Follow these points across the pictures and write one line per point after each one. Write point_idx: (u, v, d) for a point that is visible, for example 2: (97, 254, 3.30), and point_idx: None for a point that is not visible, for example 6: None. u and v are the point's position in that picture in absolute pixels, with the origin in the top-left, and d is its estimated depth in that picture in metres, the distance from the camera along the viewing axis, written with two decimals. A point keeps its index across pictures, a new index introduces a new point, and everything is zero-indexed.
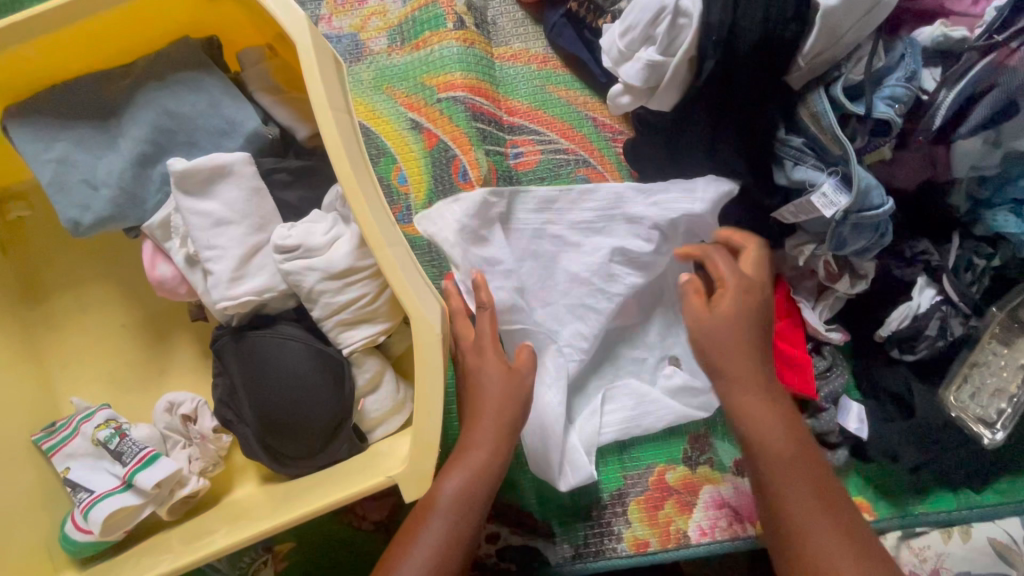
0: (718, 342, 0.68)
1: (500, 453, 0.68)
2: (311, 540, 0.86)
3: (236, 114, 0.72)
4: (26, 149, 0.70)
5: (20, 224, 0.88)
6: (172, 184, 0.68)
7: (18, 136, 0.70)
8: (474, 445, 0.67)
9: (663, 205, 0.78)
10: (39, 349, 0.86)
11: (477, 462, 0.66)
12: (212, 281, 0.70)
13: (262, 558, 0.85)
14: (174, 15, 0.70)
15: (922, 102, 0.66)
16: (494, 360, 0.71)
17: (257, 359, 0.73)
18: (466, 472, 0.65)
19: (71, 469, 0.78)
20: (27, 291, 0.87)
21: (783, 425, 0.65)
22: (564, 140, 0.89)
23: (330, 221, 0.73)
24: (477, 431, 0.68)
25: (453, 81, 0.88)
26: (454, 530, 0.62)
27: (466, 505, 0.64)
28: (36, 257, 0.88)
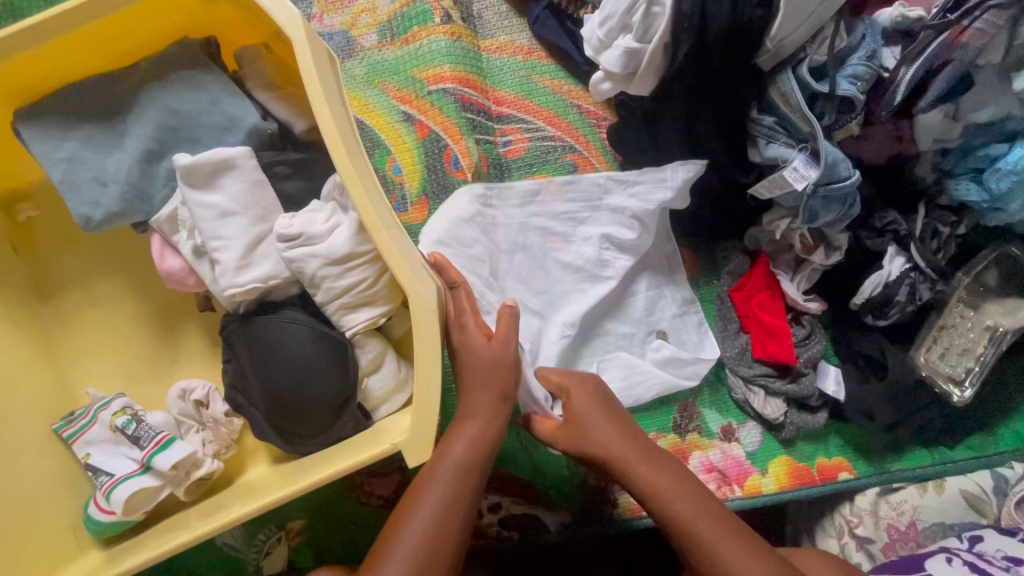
0: (592, 437, 0.71)
1: (495, 421, 0.72)
2: (321, 516, 0.90)
3: (236, 110, 0.75)
4: (37, 149, 0.73)
5: (30, 225, 0.91)
6: (179, 178, 0.72)
7: (29, 137, 0.73)
8: (470, 415, 0.72)
9: (640, 196, 0.84)
10: (54, 344, 0.89)
11: (474, 431, 0.70)
12: (220, 269, 0.73)
13: (275, 536, 0.89)
14: (173, 17, 0.74)
15: (883, 80, 0.70)
16: (476, 332, 0.74)
17: (263, 343, 0.77)
18: (463, 439, 0.70)
19: (91, 455, 0.82)
20: (39, 289, 0.90)
21: (672, 478, 0.68)
22: (550, 127, 0.93)
23: (329, 210, 0.77)
24: (472, 402, 0.73)
25: (442, 73, 0.92)
26: (453, 494, 0.66)
27: (466, 470, 0.68)
28: (47, 256, 0.91)
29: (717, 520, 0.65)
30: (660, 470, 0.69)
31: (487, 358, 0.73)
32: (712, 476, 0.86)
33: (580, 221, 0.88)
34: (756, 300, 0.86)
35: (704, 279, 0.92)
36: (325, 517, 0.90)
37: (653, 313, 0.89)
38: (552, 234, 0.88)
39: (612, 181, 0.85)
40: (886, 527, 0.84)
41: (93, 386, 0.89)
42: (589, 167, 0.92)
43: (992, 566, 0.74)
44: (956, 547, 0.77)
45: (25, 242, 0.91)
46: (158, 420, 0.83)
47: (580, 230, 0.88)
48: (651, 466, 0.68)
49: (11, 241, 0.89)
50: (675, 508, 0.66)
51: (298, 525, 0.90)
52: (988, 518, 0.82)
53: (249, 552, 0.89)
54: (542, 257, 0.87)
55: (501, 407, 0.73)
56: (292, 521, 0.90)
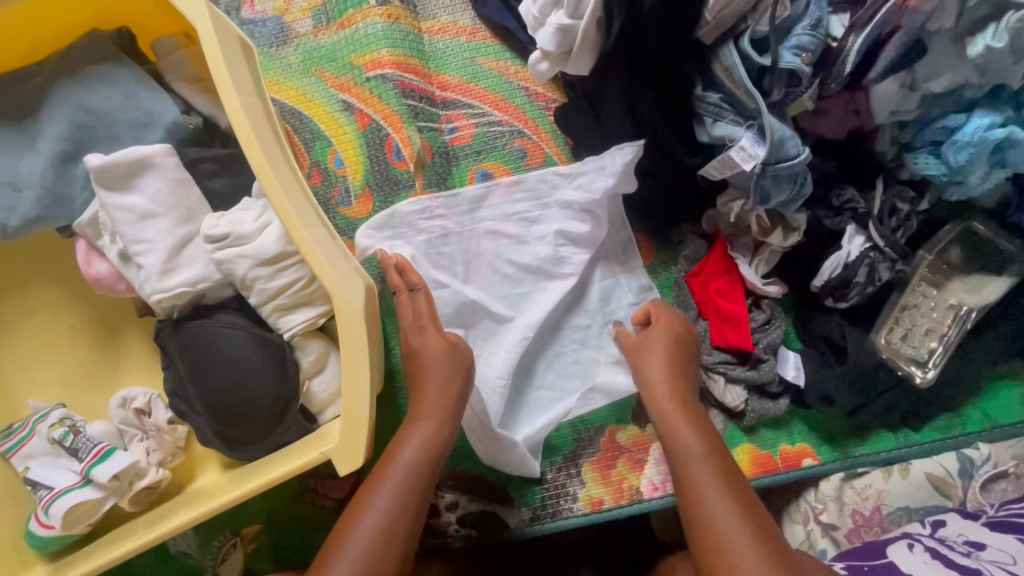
0: (650, 367, 0.73)
1: (450, 425, 0.70)
2: (277, 521, 0.88)
3: (154, 106, 0.72)
4: None
5: None
6: (94, 181, 0.69)
7: None
8: (422, 420, 0.69)
9: (585, 187, 0.81)
10: None
11: (427, 434, 0.68)
12: (144, 274, 0.70)
13: (231, 542, 0.88)
14: (78, 7, 0.71)
15: (832, 50, 0.66)
16: (437, 336, 0.73)
17: (197, 348, 0.74)
18: (415, 443, 0.68)
19: (31, 468, 0.79)
20: None
21: (695, 433, 0.67)
22: (497, 112, 0.89)
23: (259, 208, 0.73)
24: (424, 406, 0.70)
25: (380, 58, 0.88)
26: (403, 500, 0.64)
27: (416, 476, 0.66)
28: None
29: (727, 491, 0.62)
30: (691, 422, 0.68)
31: (434, 359, 0.72)
32: None
33: (532, 220, 0.84)
34: (713, 287, 0.82)
35: (661, 265, 0.89)
36: (281, 519, 0.88)
37: (608, 301, 0.86)
38: (502, 227, 0.84)
39: (561, 174, 0.82)
40: (850, 513, 0.82)
41: (34, 397, 0.86)
42: (539, 153, 0.89)
43: (952, 550, 0.72)
44: (917, 532, 0.76)
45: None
46: (98, 430, 0.81)
47: (533, 230, 0.84)
48: (698, 440, 0.66)
49: None
50: (685, 458, 0.66)
51: (255, 529, 0.88)
52: (954, 501, 0.80)
53: (205, 559, 0.88)
54: (491, 249, 0.84)
55: (456, 412, 0.71)
56: (248, 525, 0.88)
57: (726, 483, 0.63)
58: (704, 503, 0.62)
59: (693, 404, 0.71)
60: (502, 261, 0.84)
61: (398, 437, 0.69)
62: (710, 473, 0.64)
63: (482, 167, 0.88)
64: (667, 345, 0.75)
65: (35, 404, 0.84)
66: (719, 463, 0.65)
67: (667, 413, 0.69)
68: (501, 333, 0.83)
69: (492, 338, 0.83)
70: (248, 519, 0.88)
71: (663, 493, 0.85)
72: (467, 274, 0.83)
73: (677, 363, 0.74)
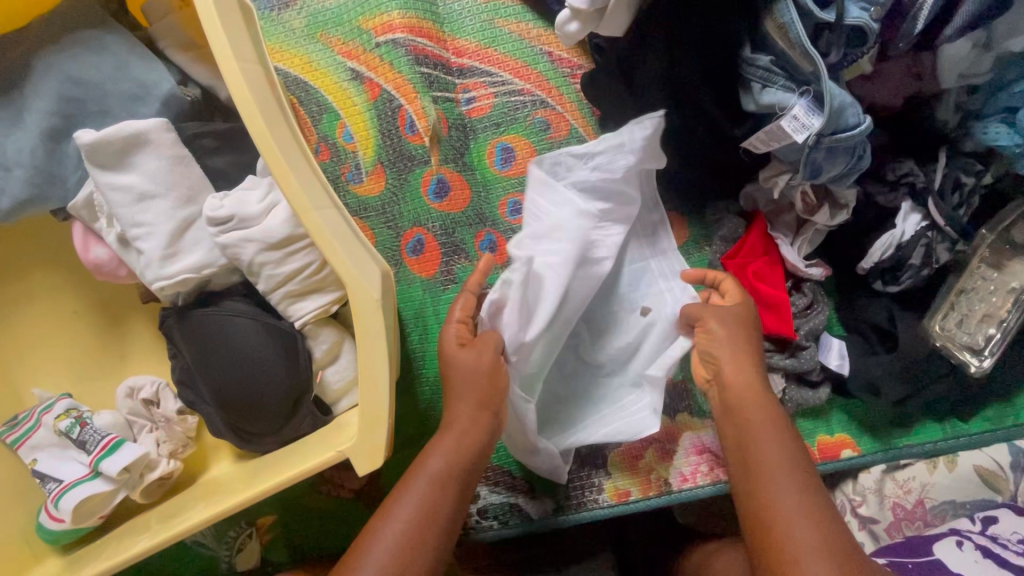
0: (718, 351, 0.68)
1: (482, 440, 0.66)
2: (294, 512, 0.85)
3: (148, 76, 0.66)
4: None
5: None
6: (86, 159, 0.64)
7: None
8: (450, 433, 0.65)
9: (603, 168, 0.72)
10: None
11: (458, 447, 0.65)
12: (144, 260, 0.66)
13: (247, 533, 0.85)
14: None
15: (901, 5, 0.59)
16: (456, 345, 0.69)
17: (204, 337, 0.70)
18: (443, 456, 0.64)
19: (39, 460, 0.76)
20: None
21: (767, 421, 0.63)
22: (518, 79, 0.82)
23: (265, 187, 0.68)
24: (455, 419, 0.67)
25: (391, 22, 0.81)
26: (429, 514, 0.61)
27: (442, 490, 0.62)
28: None
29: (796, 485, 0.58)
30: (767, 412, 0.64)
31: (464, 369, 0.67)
32: (704, 457, 0.82)
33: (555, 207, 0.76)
34: (752, 269, 0.76)
35: (693, 245, 0.83)
36: (298, 511, 0.85)
37: (634, 281, 0.80)
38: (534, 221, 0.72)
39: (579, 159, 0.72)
40: (891, 505, 0.78)
41: (41, 386, 0.83)
42: (563, 124, 0.82)
43: (1007, 550, 0.68)
44: (966, 529, 0.72)
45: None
46: (107, 421, 0.78)
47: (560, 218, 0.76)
48: (769, 430, 0.62)
49: None
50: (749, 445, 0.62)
51: (272, 518, 0.86)
52: (1003, 495, 0.75)
53: (221, 549, 0.85)
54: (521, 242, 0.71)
55: (488, 427, 0.67)
56: (263, 516, 0.85)
57: (794, 477, 0.59)
58: (778, 503, 0.57)
59: (771, 398, 0.65)
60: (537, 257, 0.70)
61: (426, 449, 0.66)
62: (786, 475, 0.59)
63: (502, 141, 0.82)
64: (741, 327, 0.69)
65: (42, 394, 0.81)
66: (798, 464, 0.60)
67: (741, 408, 0.65)
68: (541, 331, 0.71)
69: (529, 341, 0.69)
70: (264, 511, 0.85)
71: (693, 484, 0.81)
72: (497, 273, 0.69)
73: (748, 350, 0.68)
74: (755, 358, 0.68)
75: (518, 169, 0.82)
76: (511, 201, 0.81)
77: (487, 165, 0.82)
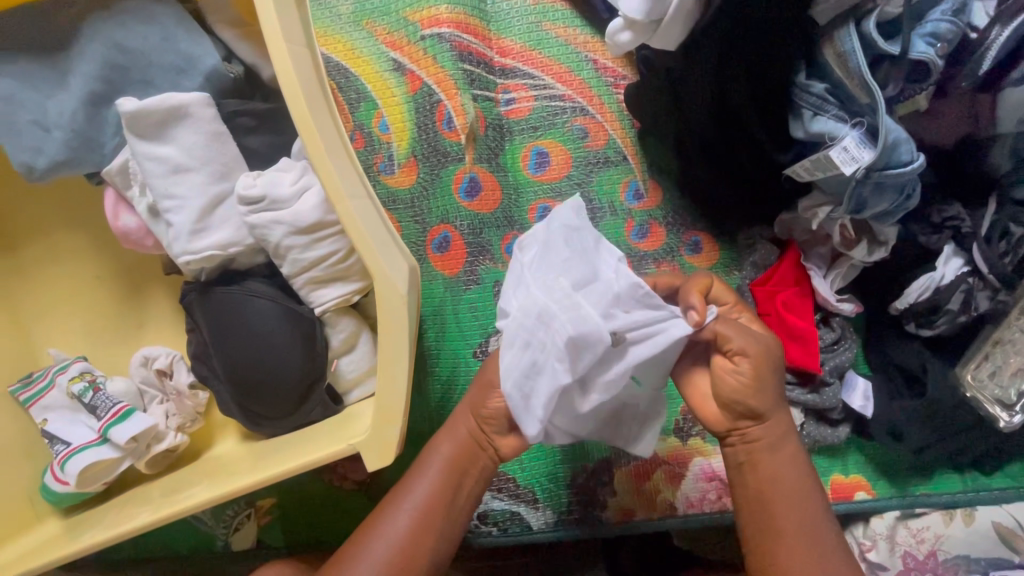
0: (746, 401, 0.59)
1: (477, 463, 0.63)
2: (293, 498, 0.85)
3: (194, 49, 0.66)
4: None
5: None
6: (125, 127, 0.64)
7: None
8: (442, 450, 0.63)
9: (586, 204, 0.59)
10: (13, 299, 0.83)
11: (450, 467, 0.62)
12: (173, 232, 0.66)
13: (246, 515, 0.85)
14: None
15: (969, 41, 0.59)
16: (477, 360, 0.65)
17: (224, 315, 0.70)
18: (433, 475, 0.62)
19: (49, 421, 0.76)
20: None
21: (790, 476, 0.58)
22: (560, 85, 0.81)
23: (299, 170, 0.67)
24: (451, 430, 0.64)
25: (438, 15, 0.80)
26: (419, 531, 0.60)
27: (433, 509, 0.60)
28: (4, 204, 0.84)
29: (810, 546, 0.56)
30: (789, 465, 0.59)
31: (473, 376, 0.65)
32: (713, 485, 0.80)
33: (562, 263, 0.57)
34: (781, 298, 0.74)
35: (722, 268, 0.80)
36: (298, 498, 0.85)
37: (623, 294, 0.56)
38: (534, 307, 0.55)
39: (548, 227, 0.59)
40: (902, 554, 0.75)
41: (55, 347, 0.83)
42: (601, 134, 0.81)
43: None
44: None
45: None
46: (121, 389, 0.78)
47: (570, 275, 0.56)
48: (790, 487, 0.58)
49: None
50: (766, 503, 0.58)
51: (270, 503, 0.85)
52: None
53: (217, 527, 0.85)
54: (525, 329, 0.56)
55: (481, 452, 0.63)
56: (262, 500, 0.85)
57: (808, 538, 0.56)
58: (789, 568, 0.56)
59: (798, 461, 0.59)
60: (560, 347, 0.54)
61: (416, 466, 0.63)
62: (801, 542, 0.56)
63: (537, 145, 0.81)
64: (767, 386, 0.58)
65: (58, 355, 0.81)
66: (831, 542, 0.56)
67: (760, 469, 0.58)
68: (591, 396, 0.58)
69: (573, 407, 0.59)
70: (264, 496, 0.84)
71: (698, 511, 0.80)
72: (511, 348, 0.56)
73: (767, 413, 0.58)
74: (779, 416, 0.59)
75: (552, 174, 0.81)
76: (541, 206, 0.81)
77: (520, 169, 0.81)
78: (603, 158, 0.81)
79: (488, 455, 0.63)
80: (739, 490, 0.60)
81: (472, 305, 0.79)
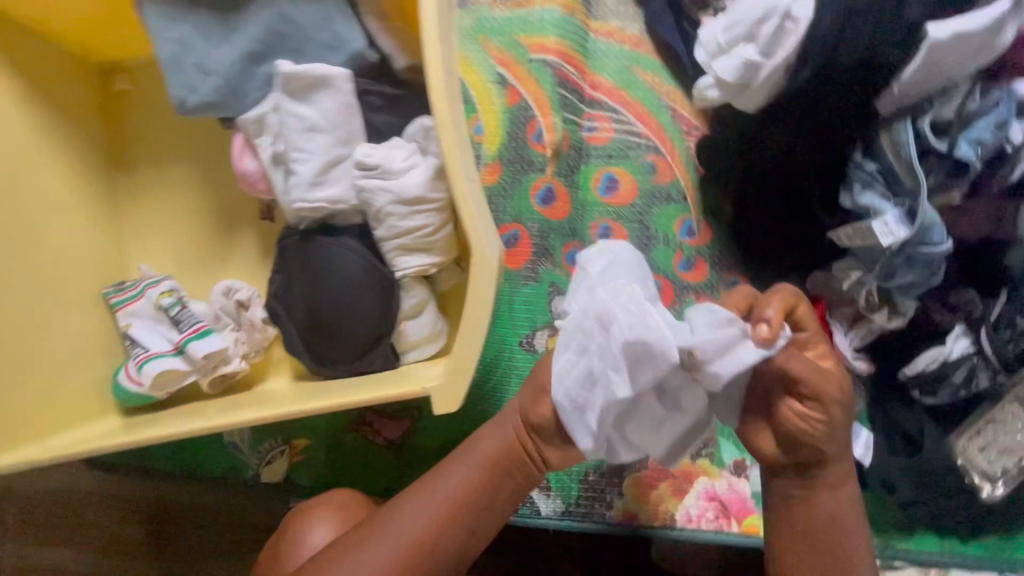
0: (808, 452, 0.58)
1: (517, 470, 0.63)
2: (327, 443, 0.92)
3: (345, 32, 0.77)
4: (154, 23, 0.75)
5: (121, 97, 0.95)
6: (278, 85, 0.74)
7: (148, 10, 0.75)
8: (482, 447, 0.63)
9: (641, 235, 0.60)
10: (120, 214, 0.93)
11: (490, 468, 0.62)
12: (295, 181, 0.76)
13: (279, 452, 0.92)
14: None
15: (1005, 153, 0.67)
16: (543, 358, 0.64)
17: (317, 263, 0.79)
18: (473, 469, 0.62)
19: (133, 325, 0.85)
20: (119, 159, 0.94)
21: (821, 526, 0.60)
22: (640, 124, 0.92)
23: (410, 149, 0.77)
24: (496, 429, 0.64)
25: (546, 44, 0.91)
26: (443, 520, 0.61)
27: (462, 502, 0.61)
28: (131, 131, 0.94)
29: None
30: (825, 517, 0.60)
31: None
32: (712, 505, 0.87)
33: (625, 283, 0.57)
34: None
35: None
36: (331, 444, 0.92)
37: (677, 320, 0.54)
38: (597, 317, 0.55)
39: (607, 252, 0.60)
40: None
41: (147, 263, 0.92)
42: (668, 173, 0.91)
43: None
44: None
45: (111, 109, 0.94)
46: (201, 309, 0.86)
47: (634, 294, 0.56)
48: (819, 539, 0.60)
49: (105, 109, 0.93)
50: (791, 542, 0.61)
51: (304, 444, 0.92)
52: None
53: (251, 457, 0.92)
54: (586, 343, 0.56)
55: (526, 461, 0.63)
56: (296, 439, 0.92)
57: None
58: None
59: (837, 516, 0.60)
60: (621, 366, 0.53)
61: (459, 453, 0.64)
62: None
63: (609, 171, 0.91)
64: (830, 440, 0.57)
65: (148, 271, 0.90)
66: None
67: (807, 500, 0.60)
68: (653, 412, 0.58)
69: (633, 421, 0.59)
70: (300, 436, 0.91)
71: (695, 526, 0.87)
72: (566, 355, 0.58)
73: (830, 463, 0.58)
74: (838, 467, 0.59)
75: (618, 199, 0.91)
76: (603, 226, 0.90)
77: (591, 190, 0.91)
78: (666, 194, 0.91)
79: (525, 464, 0.62)
80: (783, 529, 0.61)
81: (526, 299, 0.88)
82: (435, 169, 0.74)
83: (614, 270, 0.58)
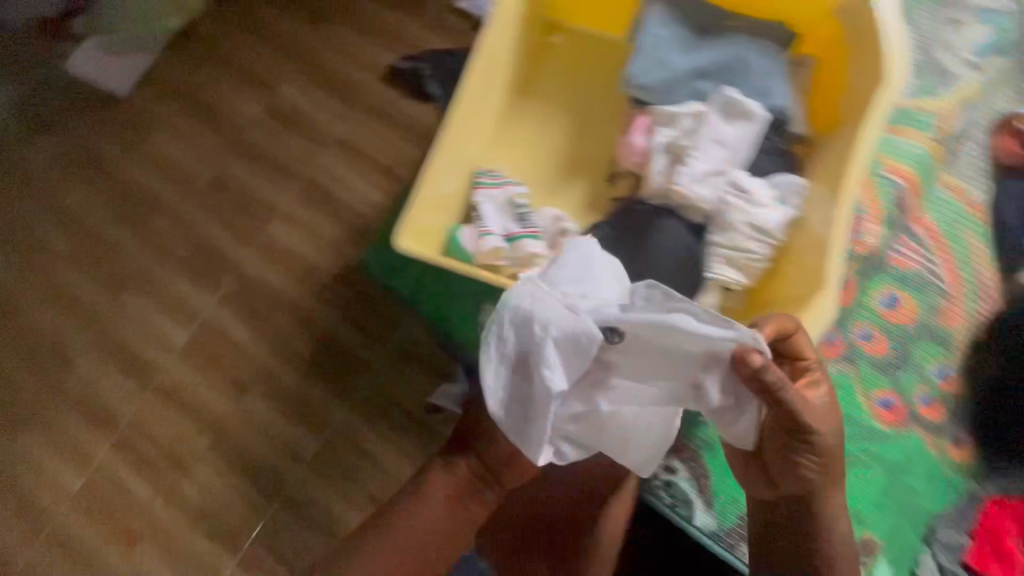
0: None
1: (462, 471, 0.75)
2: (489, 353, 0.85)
3: (776, 87, 0.88)
4: (651, 22, 0.92)
5: (549, 47, 1.03)
6: (715, 93, 0.88)
7: (652, 14, 0.93)
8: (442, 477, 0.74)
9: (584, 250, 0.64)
10: (506, 125, 1.00)
11: (448, 481, 0.74)
12: (660, 139, 0.87)
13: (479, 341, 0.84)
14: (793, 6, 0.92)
15: None
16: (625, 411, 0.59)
17: (648, 229, 0.84)
18: (440, 480, 0.74)
19: (486, 205, 0.90)
20: (526, 78, 1.01)
21: None
22: (945, 270, 0.88)
23: (775, 186, 0.85)
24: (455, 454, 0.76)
25: (901, 169, 0.89)
26: (431, 532, 0.73)
27: (447, 519, 0.73)
28: (546, 77, 1.01)
29: None
30: None
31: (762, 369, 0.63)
32: None
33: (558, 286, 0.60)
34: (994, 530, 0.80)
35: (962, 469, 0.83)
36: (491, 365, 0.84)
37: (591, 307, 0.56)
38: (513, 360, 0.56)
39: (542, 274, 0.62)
40: None
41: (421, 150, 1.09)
42: (952, 319, 0.87)
43: None
44: None
45: (536, 60, 1.02)
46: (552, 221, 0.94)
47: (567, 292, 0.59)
48: None
49: (549, 42, 1.02)
50: None
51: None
52: None
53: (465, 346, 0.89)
54: (547, 364, 0.54)
55: (461, 456, 0.75)
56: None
57: None
58: None
59: None
60: (537, 377, 0.55)
61: (413, 505, 0.74)
62: None
63: (896, 290, 0.87)
64: None
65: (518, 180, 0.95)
66: None
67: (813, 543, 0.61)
68: (613, 413, 0.58)
69: (561, 417, 0.59)
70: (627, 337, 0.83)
71: None
72: (492, 372, 0.56)
73: None
74: None
75: (897, 318, 0.86)
76: (867, 330, 0.86)
77: (872, 301, 0.87)
78: (931, 332, 0.86)
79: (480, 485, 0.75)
80: None
81: None
82: (796, 218, 0.82)
83: (530, 310, 0.55)
